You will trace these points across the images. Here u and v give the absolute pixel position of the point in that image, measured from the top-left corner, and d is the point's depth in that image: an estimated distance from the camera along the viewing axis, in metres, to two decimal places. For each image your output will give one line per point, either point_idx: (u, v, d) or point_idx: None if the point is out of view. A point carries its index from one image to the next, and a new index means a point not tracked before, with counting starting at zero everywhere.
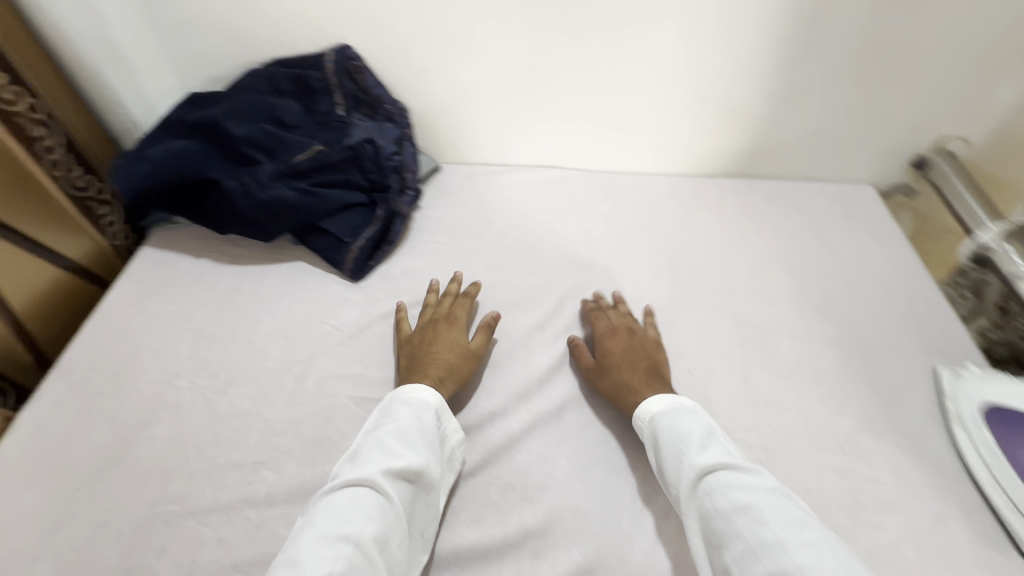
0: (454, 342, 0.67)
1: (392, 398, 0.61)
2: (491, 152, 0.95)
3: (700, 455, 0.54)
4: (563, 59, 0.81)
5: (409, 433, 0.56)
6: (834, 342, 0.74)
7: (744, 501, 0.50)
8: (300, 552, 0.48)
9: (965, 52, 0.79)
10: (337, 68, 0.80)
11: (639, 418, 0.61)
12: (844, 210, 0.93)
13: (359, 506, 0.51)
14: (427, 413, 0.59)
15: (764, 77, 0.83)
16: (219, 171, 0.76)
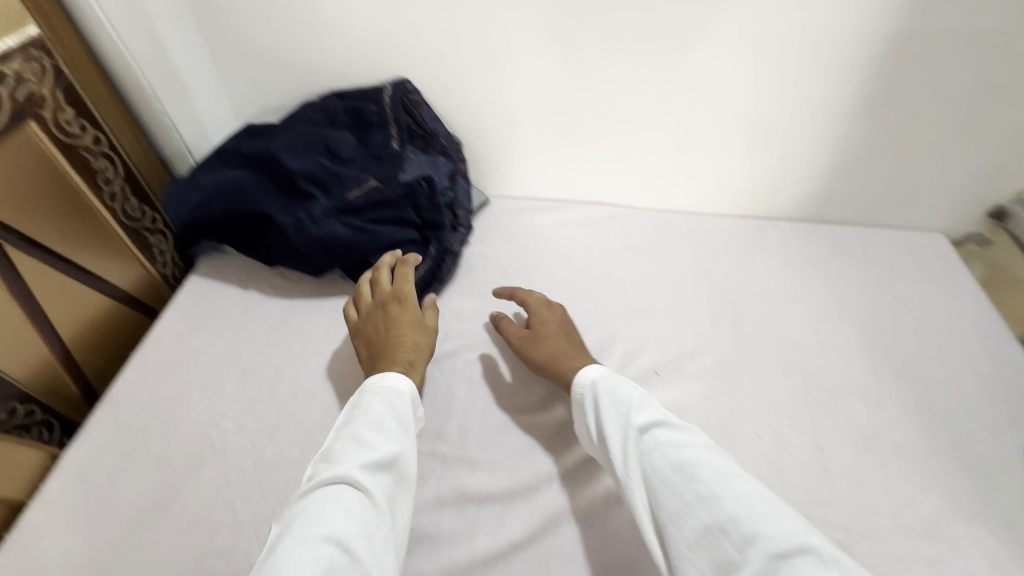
0: (411, 323, 0.69)
1: (360, 393, 0.62)
2: (542, 186, 0.93)
3: (639, 420, 0.57)
4: (624, 100, 0.79)
5: (381, 425, 0.58)
6: (914, 409, 0.68)
7: (678, 457, 0.53)
8: (281, 555, 0.47)
9: None
10: (395, 103, 0.79)
11: (579, 384, 0.63)
12: (918, 260, 0.87)
13: (339, 504, 0.51)
14: (396, 400, 0.61)
15: (837, 122, 0.79)
16: (272, 205, 0.74)
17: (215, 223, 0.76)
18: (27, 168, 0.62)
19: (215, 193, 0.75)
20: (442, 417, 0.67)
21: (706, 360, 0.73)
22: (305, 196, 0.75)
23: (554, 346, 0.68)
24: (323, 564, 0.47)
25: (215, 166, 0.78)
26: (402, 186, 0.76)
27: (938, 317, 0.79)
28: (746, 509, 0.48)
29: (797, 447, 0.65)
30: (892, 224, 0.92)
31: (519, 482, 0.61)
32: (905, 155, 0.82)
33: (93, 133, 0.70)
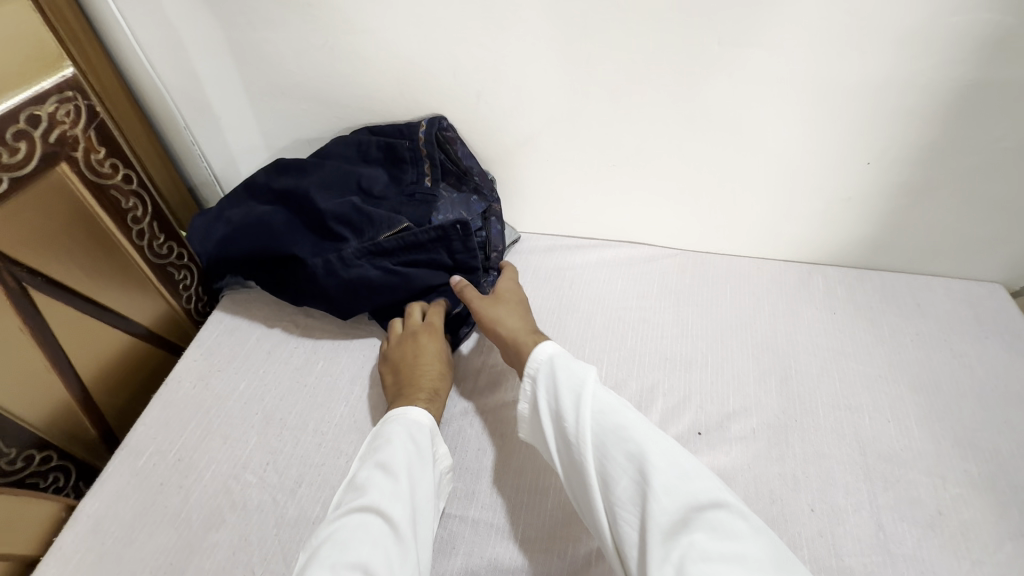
0: (437, 351, 0.69)
1: (384, 421, 0.61)
2: (574, 224, 0.90)
3: (585, 390, 0.58)
4: (667, 140, 0.76)
5: (405, 454, 0.57)
6: (982, 484, 0.63)
7: (615, 422, 0.54)
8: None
9: None
10: (431, 138, 0.75)
11: (535, 357, 0.63)
12: (975, 313, 0.82)
13: (365, 535, 0.50)
14: (420, 428, 0.60)
15: (893, 167, 0.74)
16: (303, 245, 0.72)
17: (245, 265, 0.75)
18: (57, 210, 0.60)
19: (243, 230, 0.72)
20: (473, 476, 0.63)
21: (752, 420, 0.68)
22: (335, 237, 0.72)
23: (502, 307, 0.71)
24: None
25: (244, 202, 0.76)
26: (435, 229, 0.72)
27: (1000, 378, 0.74)
28: (675, 470, 0.51)
29: (855, 524, 0.60)
30: (946, 273, 0.87)
31: (555, 554, 0.57)
32: (967, 204, 0.77)
33: (124, 171, 0.68)
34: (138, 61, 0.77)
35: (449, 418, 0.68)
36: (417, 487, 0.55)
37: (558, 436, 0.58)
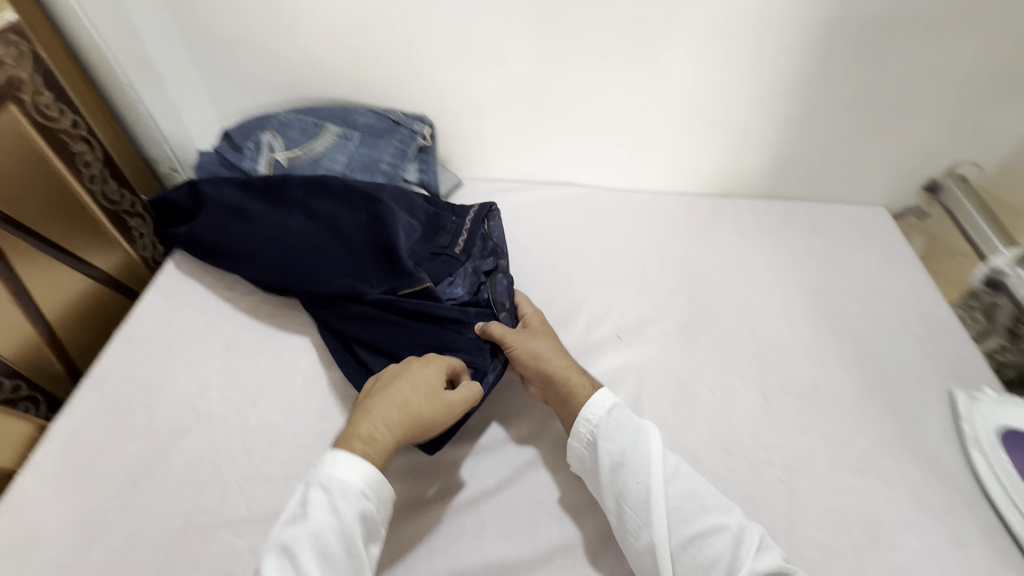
0: (419, 381, 0.61)
1: (307, 490, 0.53)
2: (510, 168, 0.98)
3: (654, 450, 0.57)
4: (587, 82, 0.84)
5: (320, 539, 0.50)
6: (852, 363, 0.75)
7: (688, 490, 0.56)
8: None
9: (967, 79, 0.80)
10: (477, 218, 0.77)
11: (594, 409, 0.61)
12: (860, 229, 0.94)
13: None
14: (349, 500, 0.52)
15: (783, 101, 0.84)
16: (324, 285, 0.71)
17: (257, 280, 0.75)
18: (8, 149, 0.64)
19: (267, 248, 0.74)
20: None
21: (665, 324, 0.78)
22: (359, 275, 0.71)
23: (541, 344, 0.67)
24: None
25: (272, 221, 0.75)
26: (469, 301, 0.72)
27: (878, 282, 0.85)
28: (743, 532, 0.53)
29: (745, 398, 0.70)
30: (839, 199, 0.99)
31: (490, 437, 0.66)
32: (852, 133, 0.88)
33: (71, 117, 0.72)
34: (75, 15, 0.79)
35: None
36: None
37: (621, 497, 0.57)
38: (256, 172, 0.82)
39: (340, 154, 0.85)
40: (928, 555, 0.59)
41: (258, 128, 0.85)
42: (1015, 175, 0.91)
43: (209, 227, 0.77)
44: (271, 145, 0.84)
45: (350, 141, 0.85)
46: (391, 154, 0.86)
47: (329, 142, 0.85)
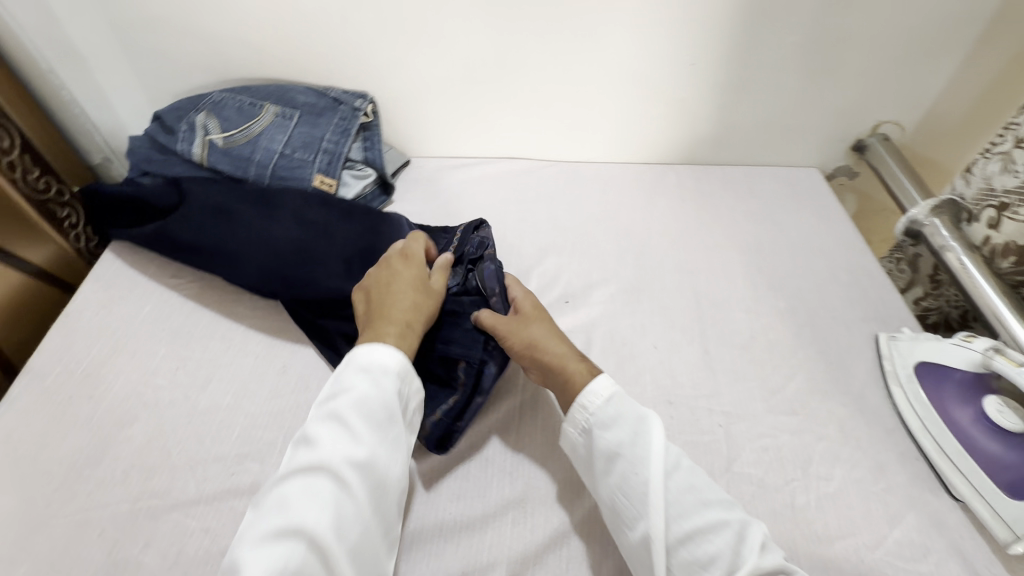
0: (413, 279, 0.66)
1: (347, 370, 0.58)
2: (457, 146, 0.98)
3: (655, 440, 0.54)
4: (524, 55, 0.85)
5: (364, 407, 0.55)
6: (785, 314, 0.79)
7: (689, 484, 0.52)
8: (241, 558, 0.47)
9: (882, 42, 0.85)
10: (466, 230, 0.77)
11: (592, 397, 0.58)
12: (794, 190, 0.98)
13: (310, 500, 0.50)
14: (386, 380, 0.57)
15: (714, 68, 0.87)
16: (318, 287, 0.71)
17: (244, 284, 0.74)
18: None
19: (258, 255, 0.74)
20: None
21: (610, 287, 0.81)
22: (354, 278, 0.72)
23: (537, 331, 0.64)
24: (288, 562, 0.46)
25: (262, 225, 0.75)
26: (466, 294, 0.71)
27: (810, 238, 0.90)
28: (746, 528, 0.50)
29: (687, 352, 0.74)
30: (775, 162, 1.04)
31: None
32: (782, 97, 0.92)
33: None
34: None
35: None
36: (374, 446, 0.54)
37: (619, 492, 0.53)
38: (192, 155, 0.81)
39: (280, 133, 0.83)
40: (852, 482, 0.63)
41: (191, 109, 0.83)
42: (932, 131, 0.97)
43: (194, 230, 0.75)
44: (205, 127, 0.82)
45: (290, 121, 0.84)
46: (333, 132, 0.85)
47: (266, 121, 0.83)
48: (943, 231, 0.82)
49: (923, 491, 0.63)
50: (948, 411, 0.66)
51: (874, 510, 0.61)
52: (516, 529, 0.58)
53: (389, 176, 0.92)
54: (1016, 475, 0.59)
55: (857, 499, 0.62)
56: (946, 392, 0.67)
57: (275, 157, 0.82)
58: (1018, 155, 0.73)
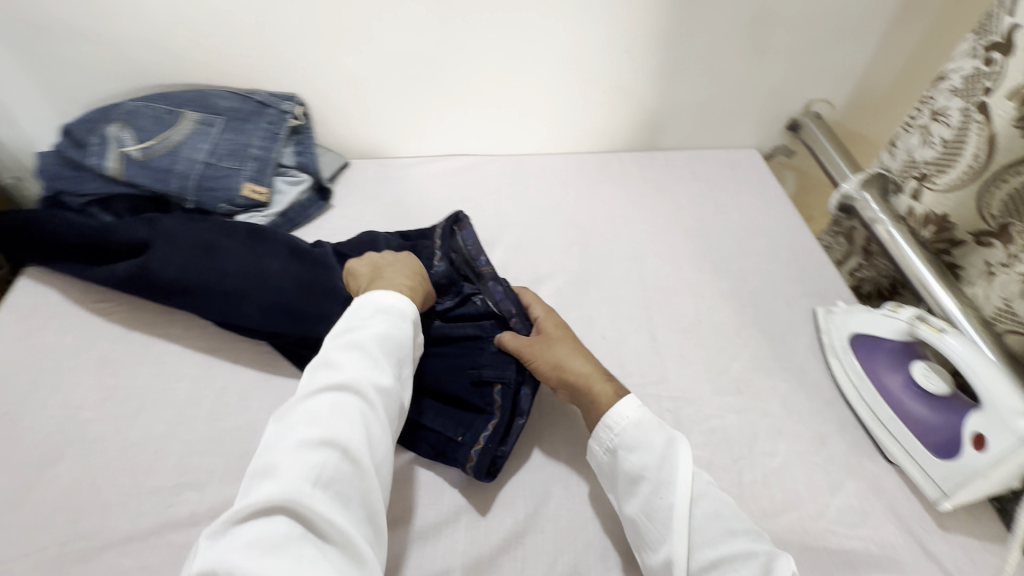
0: (415, 261, 0.70)
1: (364, 309, 0.61)
2: (399, 146, 0.97)
3: (682, 465, 0.53)
4: (456, 49, 0.84)
5: (384, 340, 0.58)
6: (729, 295, 0.81)
7: (715, 513, 0.51)
8: (278, 465, 0.46)
9: (805, 22, 0.87)
10: (445, 233, 0.73)
11: (618, 419, 0.57)
12: (735, 172, 1.00)
13: (345, 416, 0.51)
14: (403, 320, 0.61)
15: (647, 53, 0.88)
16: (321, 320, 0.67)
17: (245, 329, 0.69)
18: None
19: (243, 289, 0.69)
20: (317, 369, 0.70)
21: (558, 281, 0.80)
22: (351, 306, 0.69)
23: (562, 351, 0.64)
24: (329, 469, 0.47)
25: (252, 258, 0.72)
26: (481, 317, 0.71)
27: (751, 218, 0.92)
28: (775, 561, 0.48)
29: (635, 340, 0.75)
30: (715, 145, 1.05)
31: None
32: (715, 80, 0.93)
33: None
34: None
35: None
36: (394, 377, 0.57)
37: (644, 517, 0.53)
38: (105, 169, 0.75)
39: (202, 141, 0.79)
40: (796, 455, 0.65)
41: (102, 121, 0.78)
42: (859, 107, 1.00)
43: (172, 266, 0.70)
44: (119, 138, 0.76)
45: (212, 127, 0.80)
46: (261, 137, 0.81)
47: (187, 130, 0.79)
48: (873, 204, 0.84)
49: (860, 458, 0.66)
50: (880, 378, 0.68)
51: (816, 481, 0.63)
52: (470, 534, 0.58)
53: (326, 181, 0.89)
54: (942, 436, 0.61)
55: (799, 472, 0.64)
56: (878, 361, 0.69)
57: (198, 166, 0.77)
58: (935, 127, 0.76)
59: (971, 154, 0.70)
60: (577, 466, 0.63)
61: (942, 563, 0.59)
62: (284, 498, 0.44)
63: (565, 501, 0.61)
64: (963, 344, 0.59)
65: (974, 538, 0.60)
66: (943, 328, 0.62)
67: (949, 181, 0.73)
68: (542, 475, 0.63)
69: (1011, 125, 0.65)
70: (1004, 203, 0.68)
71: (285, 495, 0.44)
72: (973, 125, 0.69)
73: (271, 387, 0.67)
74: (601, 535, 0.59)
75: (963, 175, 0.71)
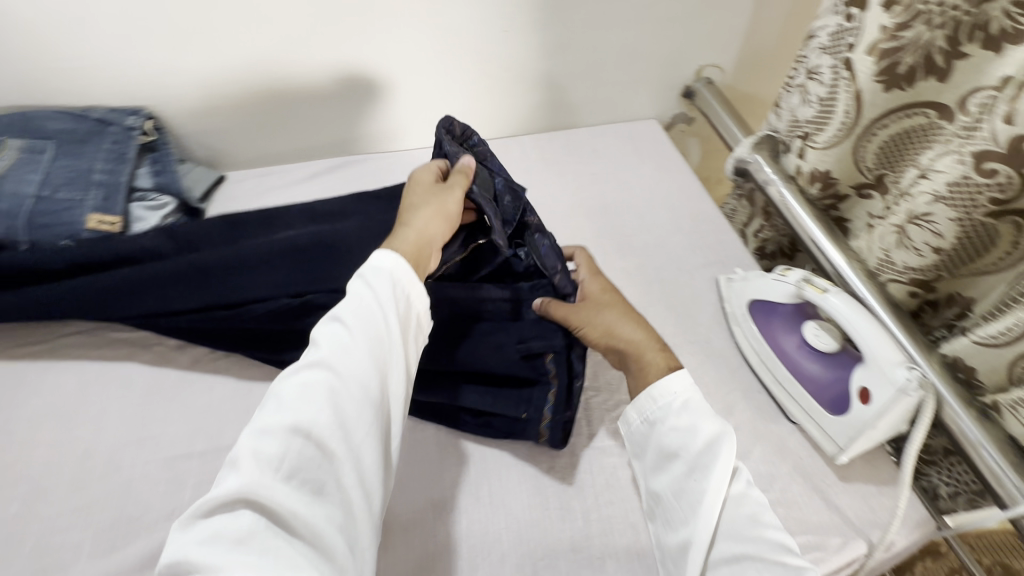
0: (418, 192, 0.62)
1: (353, 275, 0.53)
2: (285, 149, 0.93)
3: (723, 455, 0.50)
4: (319, 44, 0.80)
5: (360, 307, 0.50)
6: (634, 273, 0.80)
7: (749, 512, 0.49)
8: (237, 453, 0.41)
9: None
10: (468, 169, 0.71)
11: (659, 397, 0.55)
12: (635, 144, 0.99)
13: (311, 396, 0.44)
14: (389, 282, 0.52)
15: (526, 31, 0.85)
16: (279, 289, 0.65)
17: (201, 309, 0.65)
18: None
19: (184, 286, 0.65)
20: (198, 413, 0.64)
21: None
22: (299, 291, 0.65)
23: (613, 315, 0.62)
24: (290, 457, 0.41)
25: (213, 243, 0.70)
26: (521, 275, 0.68)
27: (653, 192, 0.91)
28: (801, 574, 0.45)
29: None
30: (613, 119, 1.04)
31: None
32: (602, 52, 0.91)
33: None
34: None
35: (163, 373, 0.67)
36: (379, 347, 0.48)
37: (675, 499, 0.52)
38: None
39: (32, 172, 0.69)
40: None
41: None
42: (748, 69, 1.01)
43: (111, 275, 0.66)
44: None
45: (42, 154, 0.71)
46: (104, 159, 0.73)
47: (12, 159, 0.69)
48: (765, 166, 0.82)
49: (766, 422, 0.67)
50: (777, 340, 0.69)
51: None
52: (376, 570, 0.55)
53: (198, 198, 0.82)
54: (835, 393, 0.63)
55: None
56: (775, 324, 0.70)
57: (27, 202, 0.68)
58: (811, 85, 0.74)
59: (842, 112, 0.69)
60: (488, 476, 0.61)
61: (842, 513, 0.61)
62: (236, 491, 0.38)
63: (477, 516, 0.59)
64: (845, 302, 0.61)
65: (871, 484, 0.63)
66: (827, 287, 0.63)
67: (828, 138, 0.72)
68: (451, 490, 0.60)
69: (873, 81, 0.65)
70: (878, 155, 0.69)
71: (237, 487, 0.38)
72: (842, 82, 0.68)
73: (144, 442, 0.61)
74: (515, 544, 0.57)
75: (839, 132, 0.70)
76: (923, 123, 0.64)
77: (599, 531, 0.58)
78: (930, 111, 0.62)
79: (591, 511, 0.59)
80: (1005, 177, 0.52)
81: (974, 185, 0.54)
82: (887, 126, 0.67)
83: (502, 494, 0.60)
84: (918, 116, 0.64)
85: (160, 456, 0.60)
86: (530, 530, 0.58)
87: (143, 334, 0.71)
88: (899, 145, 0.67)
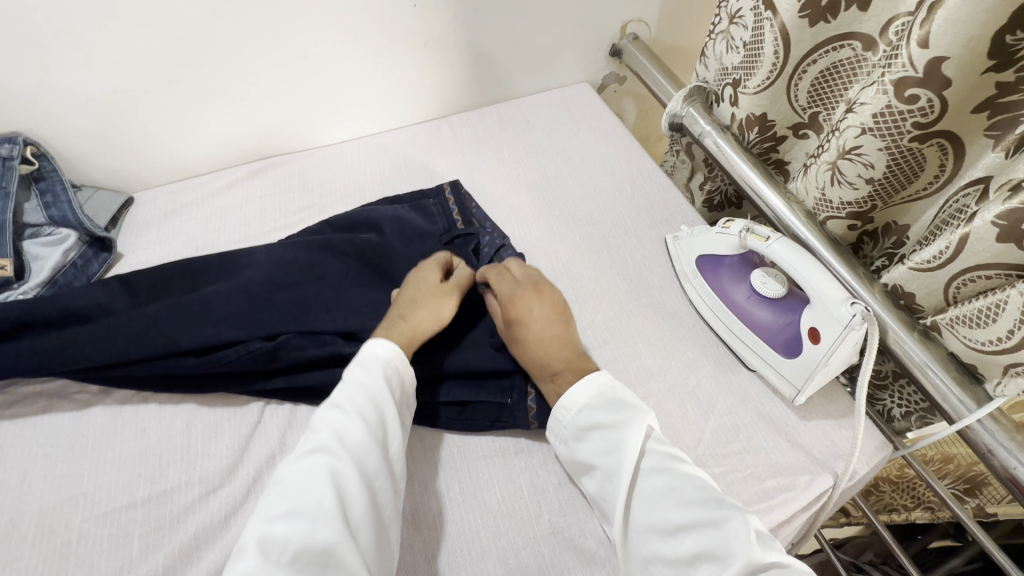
0: (422, 277, 0.65)
1: (351, 364, 0.57)
2: (196, 159, 0.85)
3: (628, 446, 0.51)
4: (211, 42, 0.73)
5: (356, 394, 0.52)
6: (583, 245, 0.79)
7: (666, 481, 0.49)
8: (244, 545, 0.42)
9: None
10: (455, 183, 0.80)
11: (565, 409, 0.57)
12: (570, 111, 0.96)
13: (315, 480, 0.46)
14: (381, 366, 0.55)
15: (439, 4, 0.79)
16: (213, 326, 0.63)
17: (142, 360, 0.61)
18: None
19: (110, 333, 0.61)
20: (134, 461, 0.59)
21: None
22: (246, 324, 0.63)
23: (539, 336, 0.61)
24: (296, 542, 0.42)
25: (142, 287, 0.66)
26: None
27: (591, 157, 0.89)
28: (723, 522, 0.44)
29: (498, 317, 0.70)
30: (544, 87, 1.01)
31: (226, 486, 0.58)
32: (523, 18, 0.87)
33: None
34: None
35: (91, 421, 0.62)
36: (377, 432, 0.51)
37: (604, 502, 0.53)
38: None
39: None
40: (668, 390, 0.66)
41: None
42: (673, 21, 0.99)
43: (38, 335, 0.62)
44: None
45: None
46: None
47: None
48: (699, 118, 0.80)
49: (727, 374, 0.68)
50: (727, 292, 0.69)
51: (690, 410, 0.64)
52: None
53: (102, 226, 0.77)
54: (787, 335, 0.63)
55: (673, 406, 0.65)
56: (722, 276, 0.70)
57: None
58: (735, 30, 0.73)
59: (770, 52, 0.67)
60: (459, 475, 0.60)
61: (806, 450, 0.62)
62: None
63: (454, 513, 0.57)
64: (786, 248, 0.61)
65: (830, 419, 0.64)
66: (769, 235, 0.63)
67: (758, 82, 0.70)
68: (420, 498, 0.58)
69: (798, 16, 0.63)
70: (810, 94, 0.68)
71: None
72: (764, 22, 0.66)
73: (77, 500, 0.56)
74: (493, 537, 0.55)
75: (769, 73, 0.68)
76: (848, 57, 0.63)
77: (574, 508, 0.57)
78: (854, 43, 0.62)
79: (566, 491, 0.59)
80: (925, 102, 0.51)
81: (897, 113, 0.53)
82: (817, 61, 0.66)
83: (475, 488, 0.59)
84: (843, 50, 0.63)
85: (97, 513, 0.56)
86: (505, 520, 0.56)
87: (60, 383, 0.64)
88: (828, 81, 0.66)
